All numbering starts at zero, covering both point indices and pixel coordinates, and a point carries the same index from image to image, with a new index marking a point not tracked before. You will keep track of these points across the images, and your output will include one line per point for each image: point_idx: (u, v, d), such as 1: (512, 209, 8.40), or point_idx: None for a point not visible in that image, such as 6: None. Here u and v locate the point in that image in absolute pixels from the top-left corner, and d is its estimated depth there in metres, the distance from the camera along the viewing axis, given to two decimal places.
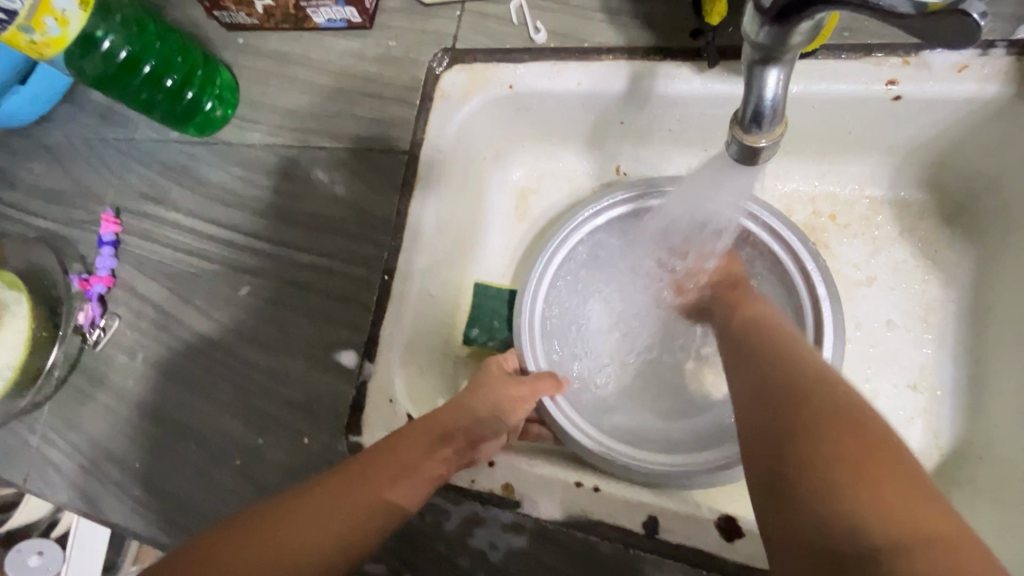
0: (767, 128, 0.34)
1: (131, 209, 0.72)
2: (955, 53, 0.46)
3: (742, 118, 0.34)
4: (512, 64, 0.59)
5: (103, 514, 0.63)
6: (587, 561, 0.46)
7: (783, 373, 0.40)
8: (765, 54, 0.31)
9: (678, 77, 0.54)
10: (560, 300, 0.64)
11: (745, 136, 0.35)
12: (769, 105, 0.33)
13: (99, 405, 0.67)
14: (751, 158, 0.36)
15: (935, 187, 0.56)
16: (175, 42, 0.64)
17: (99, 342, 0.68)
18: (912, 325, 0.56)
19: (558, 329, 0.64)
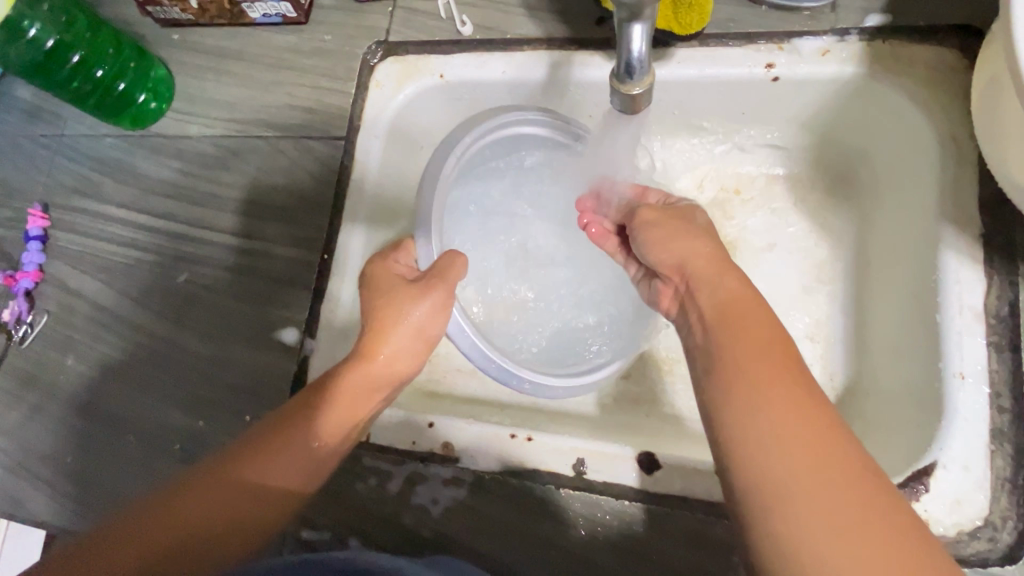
0: (638, 78, 0.38)
1: (60, 203, 0.71)
2: (818, 40, 0.53)
3: (618, 72, 0.38)
4: (441, 55, 0.63)
5: (31, 512, 0.61)
6: (523, 503, 0.50)
7: (773, 379, 0.37)
8: (629, 11, 0.35)
9: (591, 64, 0.59)
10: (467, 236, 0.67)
11: (622, 87, 0.39)
12: (637, 59, 0.37)
13: (26, 403, 0.65)
14: (631, 105, 0.41)
15: (818, 161, 0.64)
16: (104, 32, 0.65)
17: (26, 339, 0.67)
18: (806, 282, 0.63)
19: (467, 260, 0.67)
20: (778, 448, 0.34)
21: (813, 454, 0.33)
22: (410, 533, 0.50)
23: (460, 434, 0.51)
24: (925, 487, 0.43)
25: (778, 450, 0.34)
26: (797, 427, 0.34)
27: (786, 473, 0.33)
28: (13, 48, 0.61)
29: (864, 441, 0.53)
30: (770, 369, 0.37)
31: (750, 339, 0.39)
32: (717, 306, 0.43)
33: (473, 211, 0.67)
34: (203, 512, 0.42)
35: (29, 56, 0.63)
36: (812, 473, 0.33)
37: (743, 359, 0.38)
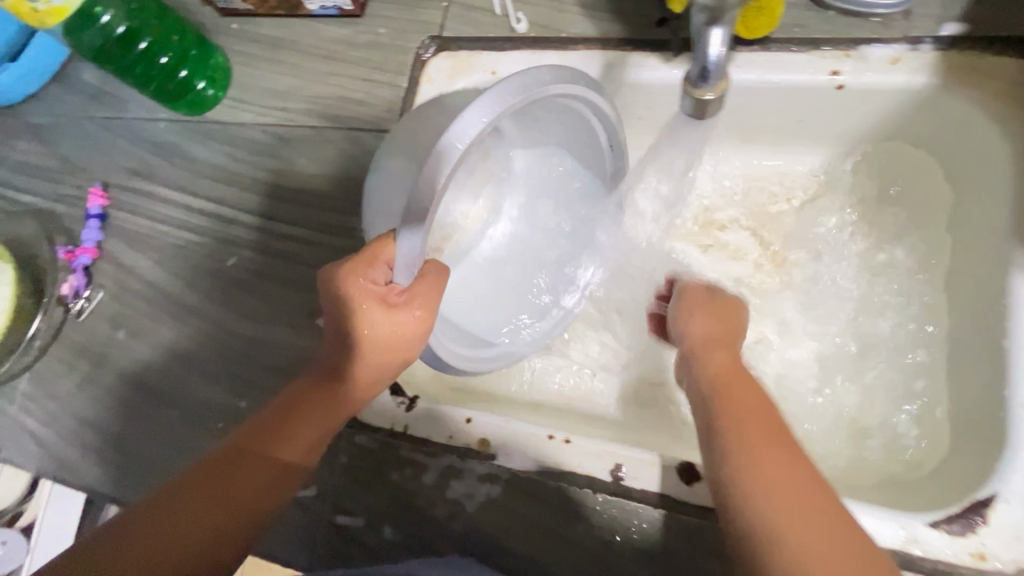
0: (712, 83, 0.37)
1: (118, 184, 0.74)
2: (888, 47, 0.51)
3: (691, 76, 0.37)
4: (494, 51, 0.62)
5: (81, 479, 0.64)
6: (559, 504, 0.49)
7: (767, 451, 0.40)
8: (710, 13, 0.34)
9: (646, 66, 0.58)
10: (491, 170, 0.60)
11: (694, 91, 0.38)
12: (714, 62, 0.36)
13: (79, 375, 0.67)
14: (701, 112, 0.39)
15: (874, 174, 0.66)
16: (171, 18, 0.67)
17: (82, 312, 0.69)
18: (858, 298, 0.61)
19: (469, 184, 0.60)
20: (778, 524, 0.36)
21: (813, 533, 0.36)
22: (442, 526, 0.50)
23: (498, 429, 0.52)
24: (984, 519, 0.42)
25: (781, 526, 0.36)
26: (791, 495, 0.37)
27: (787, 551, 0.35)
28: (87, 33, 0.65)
29: (914, 471, 0.51)
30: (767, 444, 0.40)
31: (748, 414, 0.43)
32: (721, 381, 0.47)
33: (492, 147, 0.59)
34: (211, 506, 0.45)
35: (101, 40, 0.66)
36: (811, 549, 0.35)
37: (744, 436, 0.41)
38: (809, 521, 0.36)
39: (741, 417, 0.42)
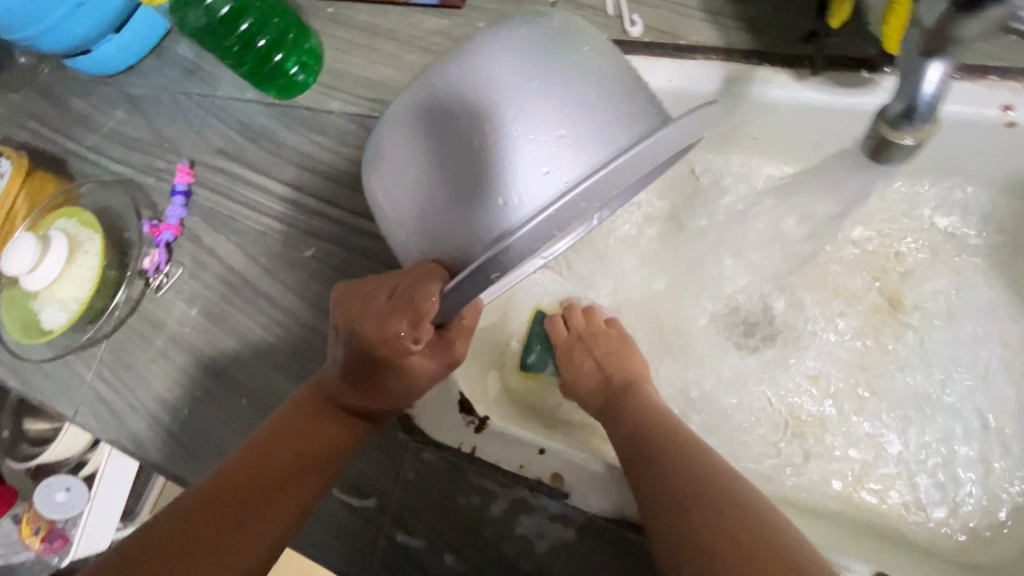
0: (917, 122, 0.37)
1: (205, 162, 0.74)
2: None
3: (892, 114, 0.37)
4: None
5: (150, 453, 0.65)
6: (638, 555, 0.46)
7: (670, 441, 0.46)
8: (931, 46, 0.33)
9: (775, 83, 0.52)
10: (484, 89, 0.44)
11: (891, 132, 0.37)
12: (925, 99, 0.35)
13: (153, 350, 0.68)
14: (881, 155, 0.39)
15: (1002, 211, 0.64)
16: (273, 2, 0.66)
17: (161, 288, 0.70)
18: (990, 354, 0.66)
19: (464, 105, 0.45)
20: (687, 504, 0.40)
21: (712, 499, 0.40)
22: (510, 563, 0.48)
23: (575, 465, 0.48)
24: None
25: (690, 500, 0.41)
26: (689, 484, 0.41)
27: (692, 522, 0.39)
28: (193, 12, 0.65)
29: None
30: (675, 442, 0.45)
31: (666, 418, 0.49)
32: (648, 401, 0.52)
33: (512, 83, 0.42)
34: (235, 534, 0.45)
35: (206, 19, 0.66)
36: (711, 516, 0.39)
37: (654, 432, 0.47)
38: (704, 501, 0.40)
39: (662, 444, 0.45)
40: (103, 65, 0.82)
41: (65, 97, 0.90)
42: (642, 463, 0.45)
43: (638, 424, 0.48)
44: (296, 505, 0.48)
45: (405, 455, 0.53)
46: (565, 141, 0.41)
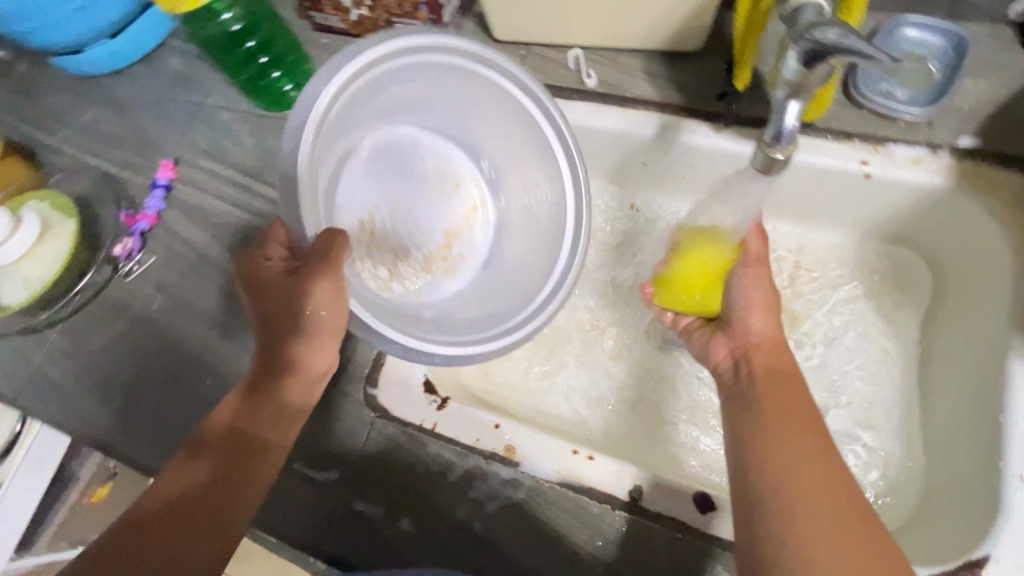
0: (784, 145, 0.43)
1: (188, 161, 0.79)
2: (911, 149, 0.59)
3: (767, 137, 0.43)
4: (561, 100, 0.70)
5: (100, 433, 0.65)
6: (576, 516, 0.52)
7: (813, 477, 0.43)
8: (793, 88, 0.40)
9: (698, 132, 0.65)
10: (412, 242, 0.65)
11: (769, 150, 0.43)
12: (787, 128, 0.42)
13: (118, 333, 0.70)
14: (768, 169, 0.45)
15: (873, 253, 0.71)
16: (279, 26, 0.74)
17: (131, 274, 0.72)
18: None
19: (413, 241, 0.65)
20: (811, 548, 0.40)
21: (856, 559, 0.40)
22: (462, 524, 0.53)
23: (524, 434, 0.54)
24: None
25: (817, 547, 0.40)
26: (817, 463, 0.45)
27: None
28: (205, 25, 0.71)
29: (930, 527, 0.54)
30: (815, 484, 0.43)
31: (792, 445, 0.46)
32: (775, 405, 0.49)
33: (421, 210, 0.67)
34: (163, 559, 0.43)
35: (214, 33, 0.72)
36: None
37: (785, 465, 0.44)
38: (833, 481, 0.44)
39: (796, 418, 0.48)
40: (91, 66, 0.87)
41: (42, 92, 0.92)
42: (772, 501, 0.43)
43: (767, 459, 0.46)
44: (224, 523, 0.45)
45: (369, 431, 0.57)
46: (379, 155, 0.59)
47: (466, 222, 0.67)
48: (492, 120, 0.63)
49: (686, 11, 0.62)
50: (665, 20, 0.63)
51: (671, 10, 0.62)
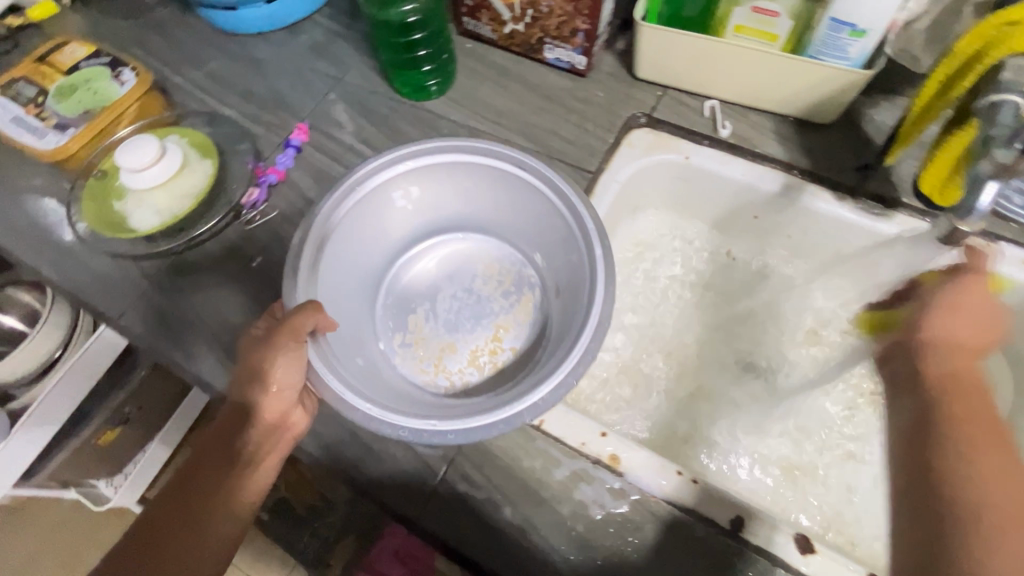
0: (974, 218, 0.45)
1: (321, 128, 0.82)
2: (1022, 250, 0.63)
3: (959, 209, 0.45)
4: (692, 142, 0.74)
5: (200, 369, 0.67)
6: (682, 534, 0.53)
7: (987, 471, 0.39)
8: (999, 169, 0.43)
9: (820, 198, 0.70)
10: (444, 332, 0.74)
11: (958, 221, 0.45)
12: (982, 206, 0.44)
13: (233, 276, 0.72)
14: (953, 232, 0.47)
15: None
16: (446, 29, 0.78)
17: (252, 222, 0.75)
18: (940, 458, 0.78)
19: (452, 333, 0.74)
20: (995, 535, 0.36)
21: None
22: (565, 522, 0.53)
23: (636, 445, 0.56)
24: None
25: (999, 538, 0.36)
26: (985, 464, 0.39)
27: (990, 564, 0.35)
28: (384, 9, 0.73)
29: None
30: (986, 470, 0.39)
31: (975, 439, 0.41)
32: (946, 394, 0.45)
33: (455, 299, 0.77)
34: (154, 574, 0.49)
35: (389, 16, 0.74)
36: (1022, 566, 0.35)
37: (966, 453, 0.40)
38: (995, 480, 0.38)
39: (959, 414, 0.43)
40: (239, 23, 0.92)
41: (179, 38, 0.96)
42: (939, 488, 0.40)
43: (944, 451, 0.41)
44: (203, 545, 0.51)
45: None
46: (427, 272, 0.78)
47: (511, 317, 0.75)
48: (510, 211, 0.73)
49: (832, 88, 0.67)
50: (809, 91, 0.69)
51: (819, 84, 0.67)
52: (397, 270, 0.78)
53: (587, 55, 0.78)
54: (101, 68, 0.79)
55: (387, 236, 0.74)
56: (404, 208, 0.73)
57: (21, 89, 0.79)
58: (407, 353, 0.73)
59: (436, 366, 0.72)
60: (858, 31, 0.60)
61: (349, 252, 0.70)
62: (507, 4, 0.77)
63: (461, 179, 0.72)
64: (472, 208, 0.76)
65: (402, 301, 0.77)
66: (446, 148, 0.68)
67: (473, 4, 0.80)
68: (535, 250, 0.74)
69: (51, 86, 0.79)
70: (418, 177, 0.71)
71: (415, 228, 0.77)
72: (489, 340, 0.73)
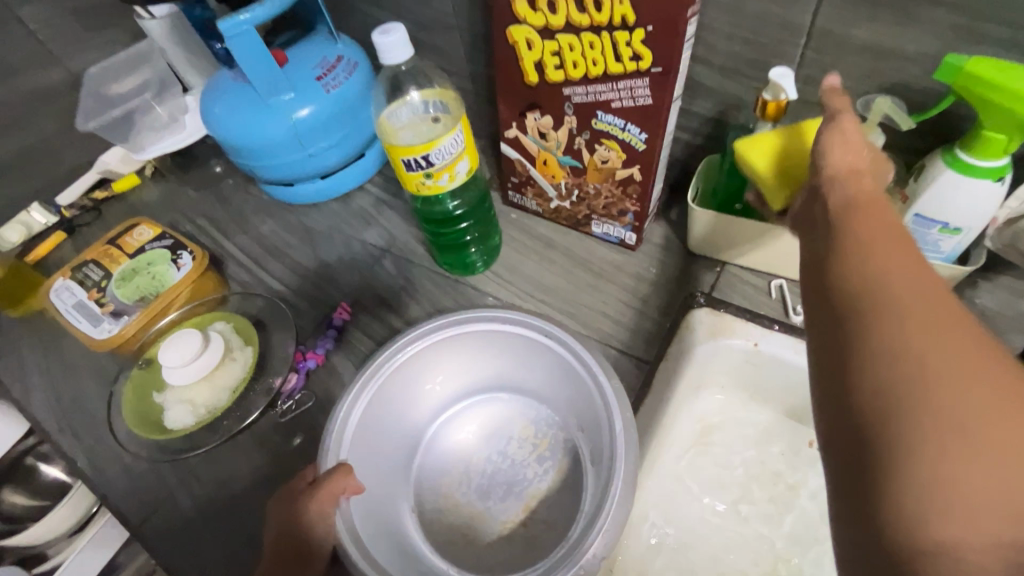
0: None
1: (364, 305, 0.81)
2: None
3: None
4: (761, 326, 0.67)
5: None
6: None
7: (903, 284, 0.36)
8: None
9: None
10: (473, 501, 0.60)
11: None
12: None
13: (262, 476, 0.67)
14: None
15: None
16: (491, 210, 0.81)
17: (286, 414, 0.71)
18: None
19: (480, 505, 0.60)
20: (927, 345, 0.33)
21: (1006, 411, 0.31)
22: None
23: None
24: None
25: (927, 378, 0.32)
26: (886, 358, 0.34)
27: (941, 413, 0.31)
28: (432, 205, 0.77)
29: None
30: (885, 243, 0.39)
31: (879, 256, 0.39)
32: (868, 229, 0.41)
33: (490, 460, 0.62)
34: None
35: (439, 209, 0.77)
36: (999, 433, 0.31)
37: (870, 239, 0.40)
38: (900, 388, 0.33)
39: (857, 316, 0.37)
40: (293, 195, 0.96)
41: (241, 207, 1.01)
42: (858, 319, 0.37)
43: (852, 272, 0.39)
44: None
45: None
46: (460, 430, 0.64)
47: (546, 491, 0.59)
48: (543, 369, 0.61)
49: None
50: None
51: None
52: (434, 429, 0.64)
53: (637, 232, 0.74)
54: (162, 251, 0.83)
55: (418, 396, 0.62)
56: (443, 370, 0.63)
57: (88, 273, 0.83)
58: (431, 529, 0.59)
59: (462, 546, 0.58)
60: (951, 228, 0.54)
61: (376, 422, 0.59)
62: (553, 184, 0.76)
63: (492, 337, 0.61)
64: (514, 369, 0.63)
65: (426, 466, 0.63)
66: (488, 315, 0.60)
67: (519, 181, 0.80)
68: (570, 414, 0.61)
69: (115, 269, 0.83)
70: (459, 340, 0.61)
71: (455, 389, 0.64)
72: (520, 516, 0.59)
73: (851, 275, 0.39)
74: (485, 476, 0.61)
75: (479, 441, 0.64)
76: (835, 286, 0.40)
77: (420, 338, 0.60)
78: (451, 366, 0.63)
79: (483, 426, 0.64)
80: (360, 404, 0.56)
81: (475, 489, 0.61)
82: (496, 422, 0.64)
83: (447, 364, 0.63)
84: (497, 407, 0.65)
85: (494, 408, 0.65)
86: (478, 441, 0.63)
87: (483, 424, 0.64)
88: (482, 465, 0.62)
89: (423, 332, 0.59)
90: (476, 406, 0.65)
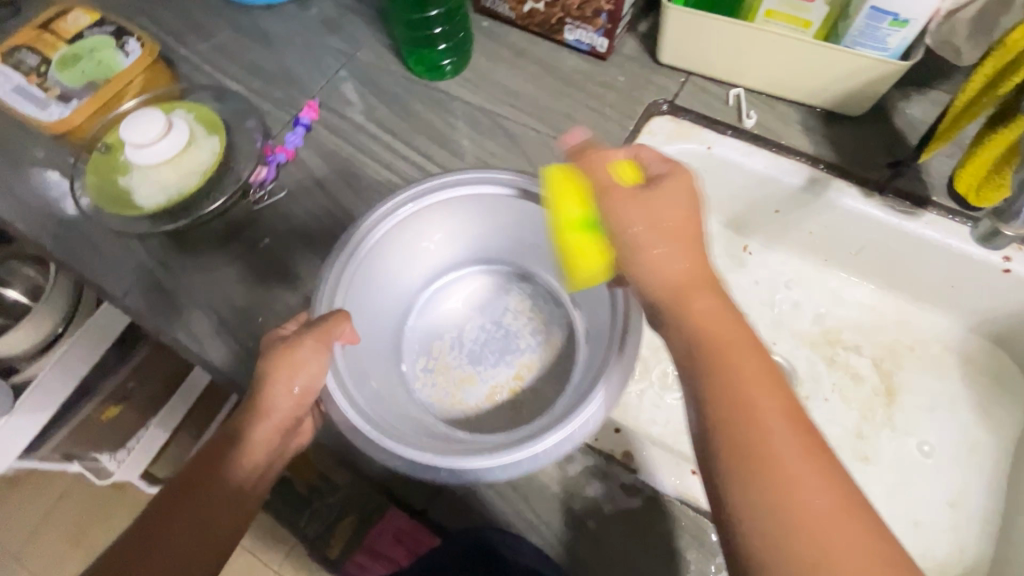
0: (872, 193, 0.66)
1: (333, 106, 0.80)
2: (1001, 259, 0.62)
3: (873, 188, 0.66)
4: (715, 131, 0.72)
5: (204, 351, 0.66)
6: (693, 536, 0.53)
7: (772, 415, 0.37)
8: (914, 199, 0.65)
9: (847, 193, 0.66)
10: (467, 363, 0.68)
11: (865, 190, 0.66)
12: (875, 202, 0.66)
13: (240, 256, 0.71)
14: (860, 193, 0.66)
15: (975, 346, 0.72)
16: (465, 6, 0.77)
17: (260, 202, 0.73)
18: (987, 474, 0.67)
19: (473, 363, 0.68)
20: (800, 484, 0.35)
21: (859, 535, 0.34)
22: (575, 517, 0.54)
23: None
24: None
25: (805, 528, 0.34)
26: (781, 498, 0.35)
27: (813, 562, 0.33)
28: None
29: None
30: (754, 375, 0.39)
31: (760, 404, 0.37)
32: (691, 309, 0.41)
33: (482, 327, 0.70)
34: (186, 530, 0.47)
35: None
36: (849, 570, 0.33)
37: (743, 377, 0.38)
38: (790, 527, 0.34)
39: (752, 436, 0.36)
40: None
41: (186, 8, 0.92)
42: (750, 460, 0.36)
43: (748, 398, 0.38)
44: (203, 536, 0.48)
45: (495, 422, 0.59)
46: (454, 299, 0.72)
47: (539, 359, 0.67)
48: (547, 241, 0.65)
49: (864, 79, 0.64)
50: (834, 85, 0.66)
51: (845, 77, 0.65)
52: (427, 294, 0.71)
53: (609, 37, 0.75)
54: (104, 38, 0.76)
55: (417, 260, 0.67)
56: (440, 233, 0.66)
57: (24, 58, 0.75)
58: (427, 380, 0.66)
59: (454, 396, 0.65)
60: (899, 21, 0.58)
61: (375, 279, 0.63)
62: None
63: (498, 205, 0.64)
64: (515, 241, 0.68)
65: (421, 323, 0.70)
66: (500, 183, 0.61)
67: None
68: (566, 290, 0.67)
69: (53, 55, 0.76)
70: (461, 203, 0.63)
71: (451, 255, 0.70)
72: (511, 381, 0.66)
73: (751, 400, 0.38)
74: (479, 346, 0.69)
75: (473, 311, 0.71)
76: (723, 475, 0.37)
77: (423, 194, 0.61)
78: (449, 232, 0.67)
79: (478, 299, 0.72)
80: (358, 254, 0.59)
81: (467, 352, 0.69)
82: (488, 297, 0.72)
83: (445, 229, 0.66)
84: (490, 282, 0.72)
85: (489, 282, 0.72)
86: (472, 313, 0.71)
87: (475, 297, 0.72)
88: (475, 332, 0.70)
89: (427, 188, 0.60)
90: (468, 278, 0.72)
